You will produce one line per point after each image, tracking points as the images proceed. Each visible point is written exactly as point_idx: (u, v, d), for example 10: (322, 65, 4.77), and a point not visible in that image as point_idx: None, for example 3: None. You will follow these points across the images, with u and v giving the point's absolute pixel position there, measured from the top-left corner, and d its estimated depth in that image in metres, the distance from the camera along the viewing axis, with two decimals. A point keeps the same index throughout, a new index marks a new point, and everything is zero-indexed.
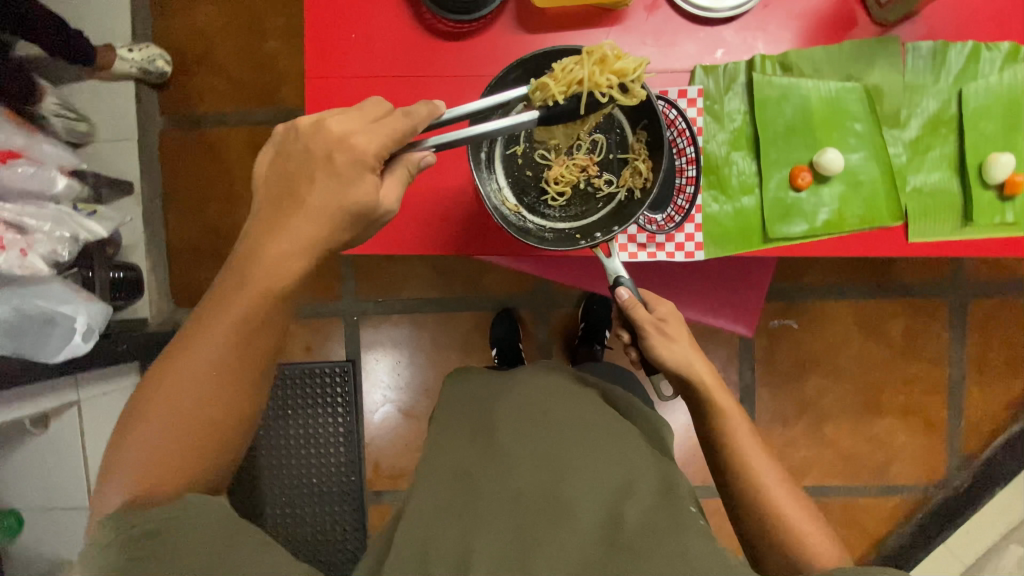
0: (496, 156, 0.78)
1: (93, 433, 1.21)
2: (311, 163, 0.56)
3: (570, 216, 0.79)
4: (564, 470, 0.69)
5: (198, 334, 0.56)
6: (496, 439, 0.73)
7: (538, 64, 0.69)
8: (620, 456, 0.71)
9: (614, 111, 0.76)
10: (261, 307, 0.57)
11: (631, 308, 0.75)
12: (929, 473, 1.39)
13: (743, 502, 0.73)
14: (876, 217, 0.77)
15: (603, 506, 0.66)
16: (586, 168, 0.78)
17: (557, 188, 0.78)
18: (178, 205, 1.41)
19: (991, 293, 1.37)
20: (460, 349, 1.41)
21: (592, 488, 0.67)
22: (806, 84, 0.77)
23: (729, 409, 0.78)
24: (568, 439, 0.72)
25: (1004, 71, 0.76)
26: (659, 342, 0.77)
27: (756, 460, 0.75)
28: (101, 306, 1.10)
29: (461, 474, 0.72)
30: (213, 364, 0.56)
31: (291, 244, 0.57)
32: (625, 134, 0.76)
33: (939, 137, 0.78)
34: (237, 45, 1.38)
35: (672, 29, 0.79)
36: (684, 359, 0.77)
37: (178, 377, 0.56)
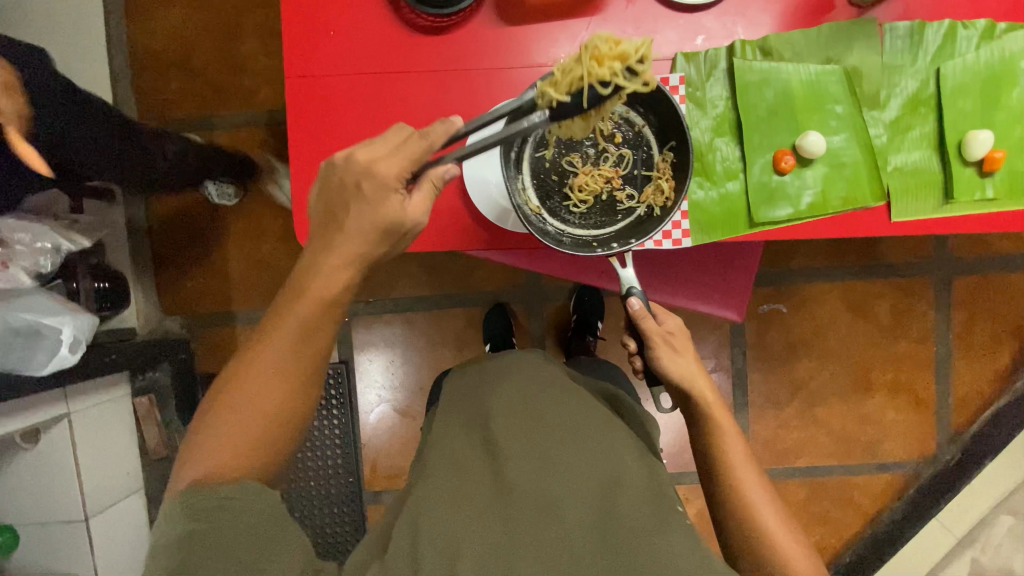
0: (524, 157, 0.78)
1: (84, 445, 1.20)
2: (346, 193, 0.60)
3: (588, 224, 0.80)
4: (553, 469, 0.69)
5: (267, 336, 0.61)
6: (492, 434, 0.73)
7: None
8: (605, 450, 0.71)
9: (643, 129, 0.78)
10: (319, 317, 0.61)
11: (641, 318, 0.79)
12: (919, 449, 1.42)
13: (730, 503, 0.74)
14: (859, 197, 0.78)
15: (594, 502, 0.66)
16: (610, 180, 0.79)
17: (580, 196, 0.78)
18: (162, 210, 1.40)
19: (974, 270, 1.39)
20: (453, 347, 1.41)
21: (578, 486, 0.67)
22: (786, 67, 0.77)
23: (722, 421, 0.78)
24: (560, 432, 0.72)
25: (981, 49, 0.77)
26: (666, 352, 0.80)
27: (743, 474, 0.75)
28: (88, 317, 1.10)
29: (456, 462, 0.72)
30: (276, 366, 0.60)
31: (338, 259, 0.61)
32: (652, 153, 0.78)
33: (918, 117, 0.78)
34: (216, 48, 1.36)
35: (651, 16, 0.79)
36: (688, 370, 0.80)
37: (249, 379, 0.60)
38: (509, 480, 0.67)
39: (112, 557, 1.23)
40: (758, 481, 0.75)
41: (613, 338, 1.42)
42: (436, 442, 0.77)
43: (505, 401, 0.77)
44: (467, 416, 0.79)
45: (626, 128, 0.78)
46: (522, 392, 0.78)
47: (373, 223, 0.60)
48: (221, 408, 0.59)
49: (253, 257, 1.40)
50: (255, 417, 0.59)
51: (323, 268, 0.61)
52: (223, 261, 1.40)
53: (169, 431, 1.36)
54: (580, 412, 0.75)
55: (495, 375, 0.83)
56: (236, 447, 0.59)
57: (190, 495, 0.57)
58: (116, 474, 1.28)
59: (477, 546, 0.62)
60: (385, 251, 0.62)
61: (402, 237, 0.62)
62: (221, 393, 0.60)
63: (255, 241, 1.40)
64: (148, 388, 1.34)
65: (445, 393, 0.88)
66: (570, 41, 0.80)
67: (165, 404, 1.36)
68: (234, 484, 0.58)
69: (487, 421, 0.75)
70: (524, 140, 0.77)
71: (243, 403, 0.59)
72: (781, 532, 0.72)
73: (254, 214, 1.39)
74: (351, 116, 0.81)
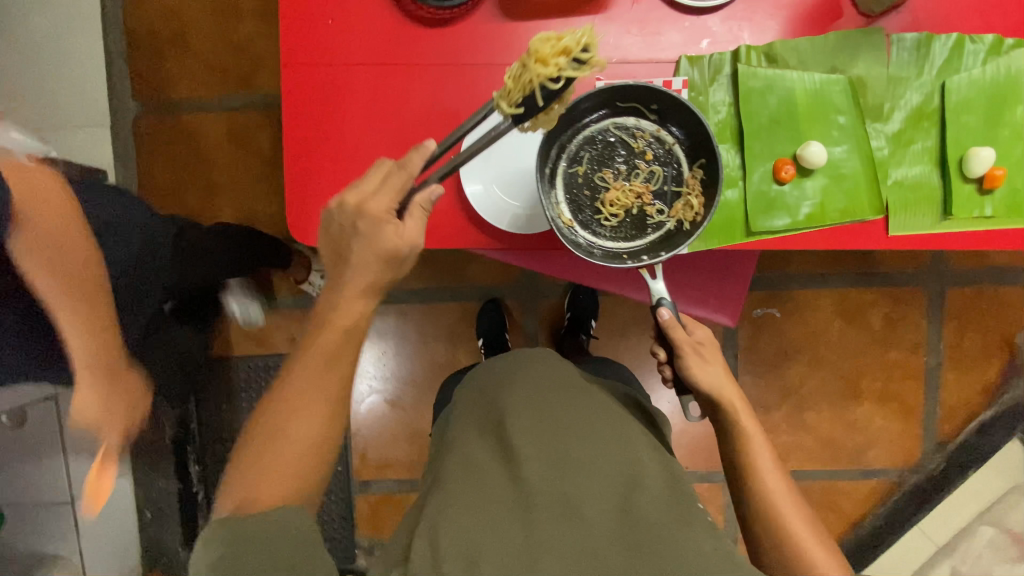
0: (558, 172, 0.78)
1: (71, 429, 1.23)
2: (344, 234, 0.63)
3: (619, 237, 0.79)
4: (572, 470, 0.68)
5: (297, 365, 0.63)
6: (507, 433, 0.72)
7: (612, 95, 0.74)
8: (622, 447, 0.71)
9: (674, 147, 0.78)
10: (342, 346, 0.64)
11: (670, 328, 0.78)
12: (905, 457, 1.43)
13: (757, 509, 0.75)
14: (857, 210, 0.77)
15: (614, 503, 0.66)
16: (641, 195, 0.78)
17: (611, 210, 0.78)
18: (155, 191, 1.38)
19: (968, 282, 1.39)
20: (446, 341, 1.41)
21: (600, 487, 0.67)
22: (791, 75, 0.77)
23: (750, 430, 0.79)
24: (580, 433, 0.71)
25: (987, 63, 0.76)
26: (695, 362, 0.80)
27: (771, 481, 0.76)
28: None
29: (471, 466, 0.71)
30: (307, 396, 0.63)
31: (353, 290, 0.64)
32: (682, 169, 0.78)
33: (921, 131, 0.78)
34: (213, 29, 1.34)
35: (657, 17, 0.78)
36: (717, 382, 0.79)
37: (280, 410, 0.62)
38: (529, 483, 0.67)
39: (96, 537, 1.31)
40: (787, 489, 0.76)
41: (607, 337, 1.42)
42: (454, 445, 0.77)
43: (517, 400, 0.76)
44: (483, 416, 0.78)
45: (657, 145, 0.78)
46: (536, 392, 0.77)
47: (375, 254, 0.62)
48: (256, 438, 0.62)
49: None
50: (293, 444, 0.62)
51: (339, 299, 0.64)
52: None
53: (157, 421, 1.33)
54: (595, 413, 0.75)
55: (509, 373, 0.81)
56: (278, 473, 0.61)
57: (233, 521, 0.59)
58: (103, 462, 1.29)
59: (498, 548, 0.63)
60: (394, 278, 0.65)
61: (404, 263, 0.65)
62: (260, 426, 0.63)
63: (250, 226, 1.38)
64: None
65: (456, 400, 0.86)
66: None
67: None
68: (270, 512, 0.60)
69: (501, 422, 0.74)
70: (557, 156, 0.78)
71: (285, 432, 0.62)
72: (810, 541, 0.72)
73: (247, 199, 1.38)
74: (350, 108, 0.79)
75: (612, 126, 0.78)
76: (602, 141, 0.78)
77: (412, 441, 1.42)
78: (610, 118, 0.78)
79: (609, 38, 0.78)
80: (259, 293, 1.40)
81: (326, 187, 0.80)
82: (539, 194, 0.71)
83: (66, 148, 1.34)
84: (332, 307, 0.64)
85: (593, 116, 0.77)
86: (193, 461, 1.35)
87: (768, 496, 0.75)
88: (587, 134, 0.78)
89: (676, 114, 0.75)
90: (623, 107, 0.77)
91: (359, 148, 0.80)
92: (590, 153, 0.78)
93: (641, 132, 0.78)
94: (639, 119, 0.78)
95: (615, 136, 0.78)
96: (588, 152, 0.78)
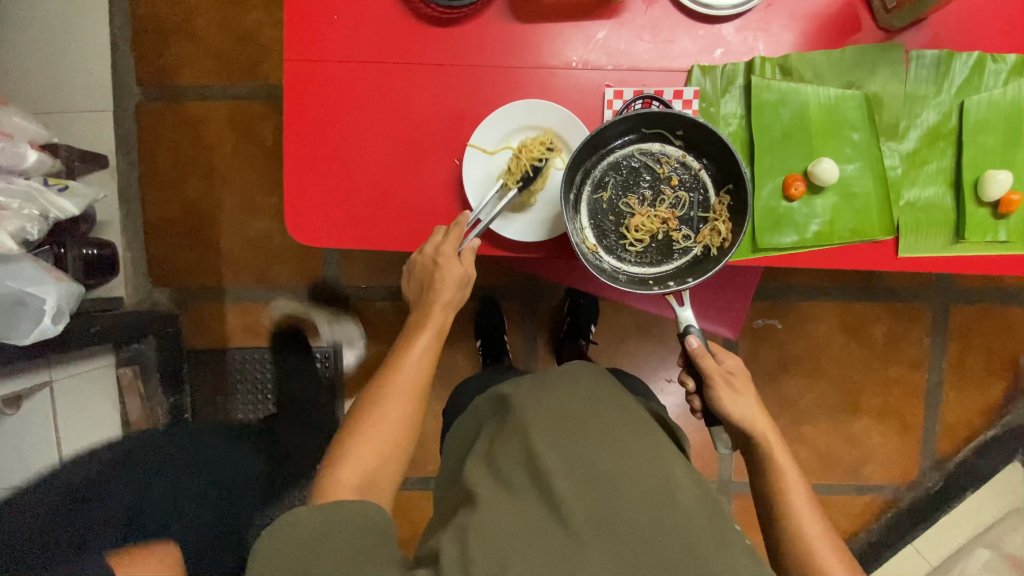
0: (582, 198, 0.77)
1: (65, 412, 1.14)
2: (428, 266, 0.78)
3: (644, 262, 0.78)
4: (604, 488, 0.65)
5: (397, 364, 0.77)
6: (532, 449, 0.69)
7: (638, 121, 0.72)
8: (652, 461, 0.68)
9: (700, 172, 0.77)
10: (431, 345, 0.79)
11: (699, 356, 0.78)
12: (902, 474, 1.42)
13: (789, 548, 0.75)
14: (866, 229, 0.75)
15: (648, 515, 0.63)
16: (667, 221, 0.77)
17: (636, 236, 0.76)
18: (155, 179, 1.36)
19: (973, 300, 1.37)
20: (444, 340, 1.40)
21: (634, 504, 0.64)
22: (805, 89, 0.75)
23: (786, 466, 0.78)
24: (606, 446, 0.69)
25: (1009, 84, 0.74)
26: (727, 394, 0.79)
27: (807, 523, 0.75)
28: (72, 287, 1.09)
29: (502, 481, 0.69)
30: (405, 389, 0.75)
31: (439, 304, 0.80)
32: (708, 196, 0.77)
33: (936, 151, 0.76)
34: (218, 16, 1.32)
35: (670, 24, 0.76)
36: (750, 414, 0.79)
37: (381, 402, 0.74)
38: (558, 496, 0.64)
39: None
40: (826, 538, 0.74)
41: (606, 343, 1.40)
42: (480, 451, 0.77)
43: (538, 418, 0.72)
44: (503, 430, 0.75)
45: (682, 171, 0.77)
46: (562, 408, 0.74)
47: (458, 278, 0.77)
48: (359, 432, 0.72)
49: (247, 234, 1.37)
50: (384, 430, 0.72)
51: (429, 310, 0.80)
52: (216, 235, 1.37)
53: (152, 404, 1.32)
54: (622, 427, 0.71)
55: (533, 386, 0.80)
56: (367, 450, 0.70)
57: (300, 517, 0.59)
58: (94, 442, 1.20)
59: (530, 557, 0.61)
60: (464, 295, 0.81)
61: (469, 284, 0.80)
62: (351, 421, 0.73)
63: (250, 216, 1.37)
64: (132, 360, 1.30)
65: (480, 406, 0.86)
66: (584, 43, 0.77)
67: (148, 377, 1.33)
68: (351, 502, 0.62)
69: (524, 434, 0.71)
70: (581, 181, 0.77)
71: (371, 420, 0.72)
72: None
73: (247, 189, 1.36)
74: (357, 113, 0.78)
75: (637, 152, 0.77)
76: (627, 167, 0.77)
77: None
78: (635, 144, 0.76)
79: (620, 43, 0.76)
80: (257, 285, 1.39)
81: (334, 194, 0.78)
82: (566, 219, 0.70)
83: (66, 133, 1.32)
84: (422, 317, 0.80)
85: (620, 141, 0.76)
86: None
87: (805, 537, 0.74)
88: (611, 160, 0.77)
89: (704, 142, 0.73)
90: (649, 133, 0.76)
91: (363, 149, 0.78)
92: (615, 179, 0.77)
93: (665, 158, 0.77)
94: (664, 144, 0.77)
95: (639, 162, 0.77)
96: (613, 177, 0.77)
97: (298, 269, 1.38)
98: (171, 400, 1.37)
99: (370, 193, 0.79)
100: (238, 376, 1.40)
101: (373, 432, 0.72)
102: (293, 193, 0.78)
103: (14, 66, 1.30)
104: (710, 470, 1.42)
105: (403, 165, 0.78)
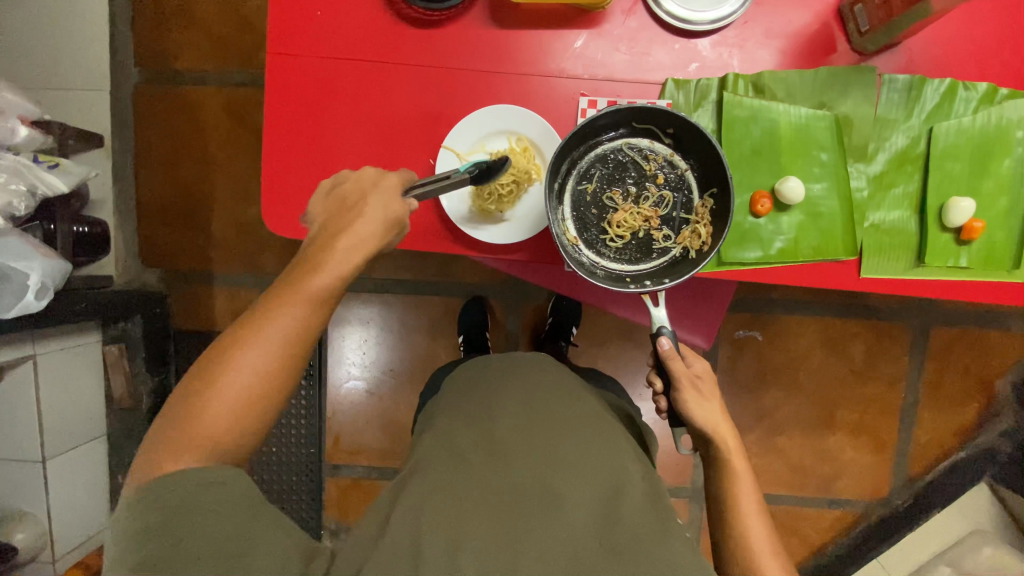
0: (566, 189, 0.78)
1: (47, 386, 1.17)
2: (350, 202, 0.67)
3: (623, 259, 0.79)
4: (558, 470, 0.66)
5: (280, 301, 0.60)
6: (496, 433, 0.70)
7: (631, 114, 0.73)
8: (611, 455, 0.69)
9: (686, 172, 0.78)
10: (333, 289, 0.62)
11: (670, 358, 0.77)
12: (873, 490, 1.43)
13: (733, 551, 0.76)
14: (830, 249, 0.76)
15: (596, 505, 0.64)
16: (649, 219, 0.78)
17: (617, 231, 0.78)
18: (149, 160, 1.38)
19: (953, 323, 1.38)
20: (426, 334, 1.42)
21: (587, 488, 0.65)
22: (777, 108, 0.76)
23: (741, 471, 0.79)
24: (566, 435, 0.70)
25: (978, 113, 0.75)
26: (692, 397, 0.79)
27: (754, 527, 0.76)
28: (58, 263, 1.09)
29: (455, 456, 0.68)
30: (295, 338, 0.60)
31: (354, 245, 0.64)
32: (692, 197, 0.78)
33: (904, 174, 0.77)
34: (218, 4, 1.33)
35: (647, 37, 0.77)
36: (713, 417, 0.79)
37: (259, 348, 0.58)
38: (515, 477, 0.65)
39: (66, 500, 1.21)
40: (768, 539, 0.76)
41: (586, 345, 1.42)
42: (435, 434, 0.76)
43: (511, 405, 0.74)
44: (469, 413, 0.75)
45: (669, 170, 0.78)
46: (530, 396, 0.75)
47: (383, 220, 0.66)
48: (222, 381, 0.57)
49: (238, 220, 1.39)
50: (254, 385, 0.58)
51: (336, 246, 0.63)
52: (206, 219, 1.39)
53: (136, 383, 1.34)
54: (582, 419, 0.73)
55: (501, 379, 0.79)
56: (231, 414, 0.57)
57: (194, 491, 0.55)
58: (79, 416, 1.26)
59: (479, 541, 0.59)
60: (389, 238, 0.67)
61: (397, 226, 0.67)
62: (211, 357, 0.58)
63: (242, 202, 1.39)
64: (119, 337, 1.33)
65: (442, 393, 0.85)
66: (563, 51, 0.78)
67: (135, 355, 1.34)
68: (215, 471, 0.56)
69: (490, 418, 0.72)
70: (567, 172, 0.77)
71: (237, 375, 0.57)
72: None
73: (242, 175, 1.38)
74: (338, 105, 0.79)
75: (625, 147, 0.78)
76: (614, 161, 0.78)
77: (386, 429, 1.43)
78: (624, 138, 0.77)
79: (597, 54, 0.78)
80: (245, 271, 1.41)
81: (312, 183, 0.80)
82: (548, 210, 0.71)
83: (61, 109, 1.32)
84: (322, 245, 0.64)
85: (610, 134, 0.77)
86: None
87: (751, 540, 0.75)
88: (600, 151, 0.77)
89: (691, 142, 0.74)
90: (638, 128, 0.77)
91: (342, 141, 0.79)
92: (600, 172, 0.78)
93: (653, 155, 0.78)
94: (653, 141, 0.78)
95: (627, 156, 0.78)
96: (600, 171, 0.78)
97: (286, 257, 1.40)
98: (156, 379, 1.38)
99: None
100: None
101: (241, 387, 0.58)
102: (273, 182, 0.80)
103: (11, 41, 1.31)
104: (682, 477, 1.43)
105: (383, 160, 0.80)
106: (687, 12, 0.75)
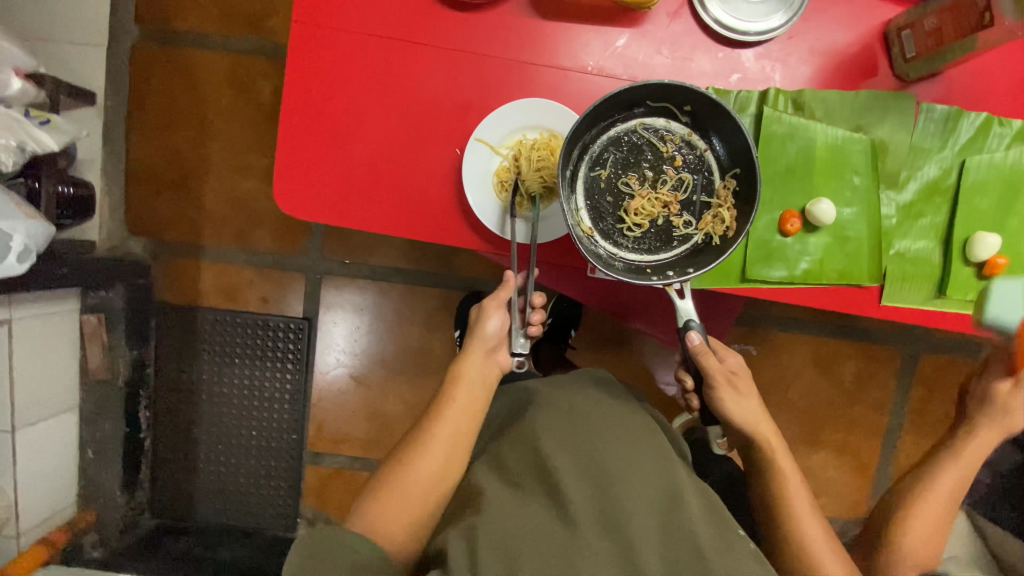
0: (580, 176, 0.75)
1: (23, 355, 1.10)
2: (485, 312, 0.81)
3: (642, 249, 0.77)
4: (608, 485, 0.68)
5: (446, 406, 0.77)
6: (541, 448, 0.72)
7: (649, 91, 0.70)
8: (662, 467, 0.71)
9: (705, 153, 0.75)
10: (477, 388, 0.78)
11: (701, 353, 0.76)
12: (854, 510, 1.45)
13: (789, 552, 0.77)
14: (855, 273, 0.76)
15: (656, 521, 0.67)
16: (668, 204, 0.75)
17: (635, 220, 0.75)
18: (143, 123, 1.31)
19: (941, 351, 1.41)
20: (422, 326, 1.38)
21: (643, 498, 0.68)
22: (816, 127, 0.74)
23: (788, 471, 0.80)
24: (616, 448, 0.72)
25: (1010, 149, 0.75)
26: (729, 395, 0.79)
27: (808, 528, 0.77)
28: (44, 225, 1.02)
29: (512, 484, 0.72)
30: (453, 432, 0.76)
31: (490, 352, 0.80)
32: (713, 179, 0.75)
33: (932, 206, 0.77)
34: None
35: (690, 43, 0.75)
36: (752, 416, 0.80)
37: (433, 442, 0.75)
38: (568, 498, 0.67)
39: (32, 472, 1.14)
40: (826, 541, 0.76)
41: (583, 349, 1.40)
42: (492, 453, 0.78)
43: (546, 417, 0.76)
44: (516, 432, 0.78)
45: (687, 151, 0.76)
46: (574, 412, 0.77)
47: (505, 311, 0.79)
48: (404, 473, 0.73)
49: (232, 192, 1.33)
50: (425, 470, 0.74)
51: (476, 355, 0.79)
52: (200, 189, 1.33)
53: (114, 355, 1.31)
54: (628, 430, 0.75)
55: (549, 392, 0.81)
56: (395, 512, 0.71)
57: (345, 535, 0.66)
58: (54, 382, 1.19)
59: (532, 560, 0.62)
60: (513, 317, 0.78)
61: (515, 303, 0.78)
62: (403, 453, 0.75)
63: (238, 174, 1.33)
64: (98, 307, 1.28)
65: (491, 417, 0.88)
66: (603, 49, 0.75)
67: (113, 326, 1.30)
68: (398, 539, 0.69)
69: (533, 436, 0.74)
70: (579, 159, 0.74)
71: (404, 480, 0.73)
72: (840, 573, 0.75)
73: (239, 147, 1.32)
74: (357, 83, 0.75)
75: (640, 127, 0.75)
76: (629, 144, 0.75)
77: (371, 419, 1.39)
78: (640, 118, 0.75)
79: (637, 55, 0.75)
80: (236, 246, 1.35)
81: (327, 166, 0.76)
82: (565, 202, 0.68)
83: None
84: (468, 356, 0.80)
85: (624, 115, 0.74)
86: (145, 407, 1.36)
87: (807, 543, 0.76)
88: (614, 133, 0.75)
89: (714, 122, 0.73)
90: (654, 106, 0.74)
91: (359, 121, 0.76)
92: (615, 157, 0.75)
93: (670, 135, 0.75)
94: (670, 120, 0.75)
95: (642, 138, 0.75)
96: (614, 156, 0.75)
97: (281, 236, 1.34)
98: (135, 353, 1.34)
99: (366, 169, 0.76)
100: (207, 339, 1.35)
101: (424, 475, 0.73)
102: (286, 165, 0.76)
103: None
104: None
105: (400, 141, 0.76)
106: (734, 21, 0.73)
